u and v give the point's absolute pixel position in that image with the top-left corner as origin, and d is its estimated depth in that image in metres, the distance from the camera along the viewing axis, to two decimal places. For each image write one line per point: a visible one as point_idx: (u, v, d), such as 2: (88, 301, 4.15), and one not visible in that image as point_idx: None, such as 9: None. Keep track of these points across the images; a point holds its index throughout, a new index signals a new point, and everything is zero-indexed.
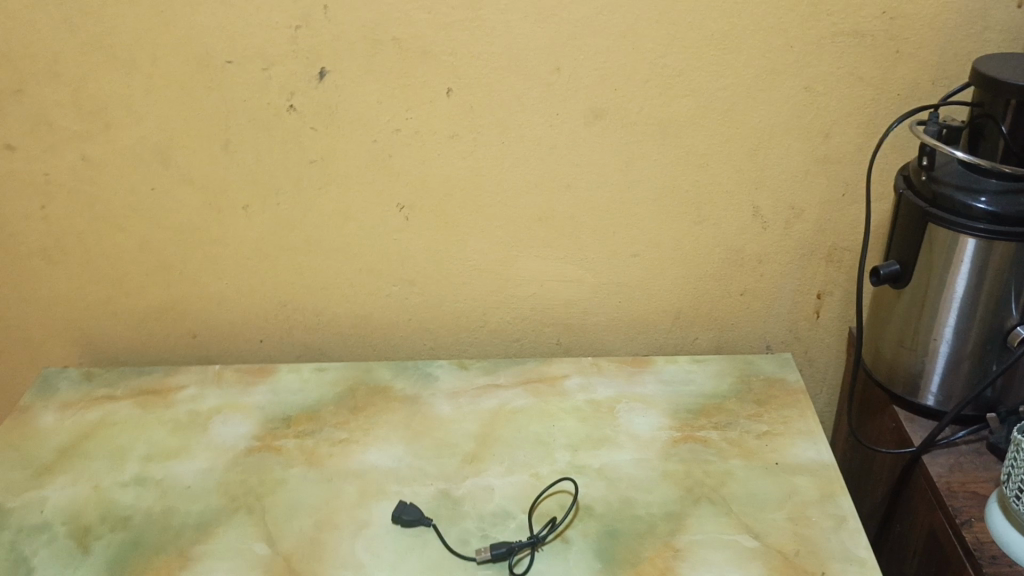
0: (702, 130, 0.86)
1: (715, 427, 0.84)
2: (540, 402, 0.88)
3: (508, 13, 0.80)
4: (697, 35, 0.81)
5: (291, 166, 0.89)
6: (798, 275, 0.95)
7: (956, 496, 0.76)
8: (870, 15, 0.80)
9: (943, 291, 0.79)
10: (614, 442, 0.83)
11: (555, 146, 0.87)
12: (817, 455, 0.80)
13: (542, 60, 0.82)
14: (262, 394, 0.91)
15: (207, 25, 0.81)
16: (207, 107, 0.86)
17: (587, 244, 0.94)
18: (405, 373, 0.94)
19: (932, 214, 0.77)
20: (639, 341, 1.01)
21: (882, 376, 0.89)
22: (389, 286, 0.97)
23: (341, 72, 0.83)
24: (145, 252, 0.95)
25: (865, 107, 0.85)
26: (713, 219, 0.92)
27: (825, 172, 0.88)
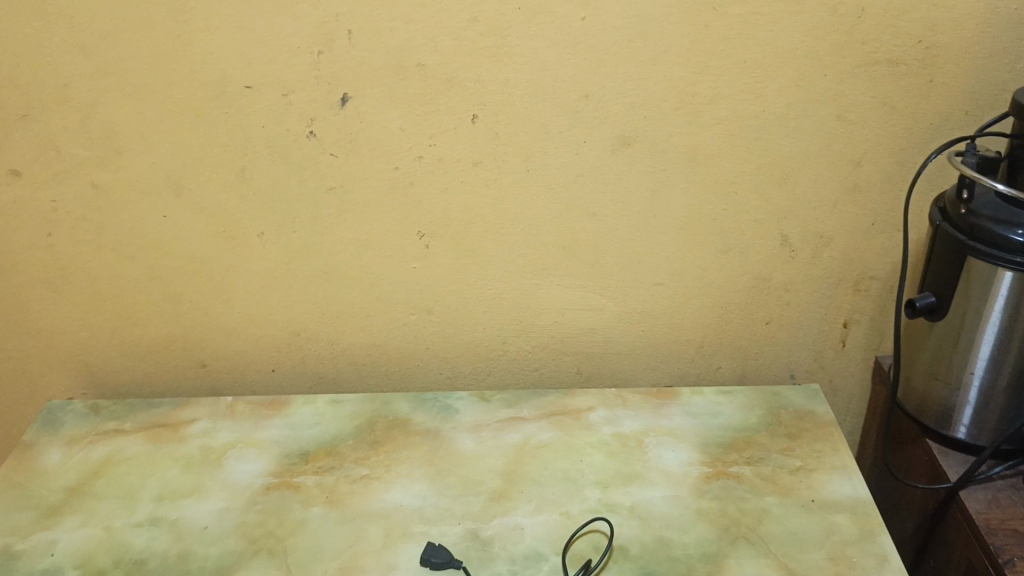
0: (732, 158, 0.85)
1: (747, 462, 0.82)
2: (566, 436, 0.86)
3: (536, 39, 0.78)
4: (729, 62, 0.79)
5: (309, 193, 0.86)
6: (824, 304, 0.94)
7: (997, 534, 0.74)
8: (905, 44, 0.78)
9: (979, 324, 0.78)
10: (645, 479, 0.80)
11: (581, 173, 0.85)
12: (854, 492, 0.78)
13: (570, 87, 0.80)
14: (278, 428, 0.88)
15: (226, 49, 0.78)
16: (223, 133, 0.83)
17: (611, 273, 0.92)
18: (424, 406, 0.91)
19: (970, 246, 0.75)
20: (661, 370, 0.99)
21: (914, 409, 0.87)
22: (407, 315, 0.95)
23: (363, 99, 0.81)
24: (155, 281, 0.92)
25: (897, 136, 0.83)
26: (740, 248, 0.90)
27: (855, 201, 0.87)
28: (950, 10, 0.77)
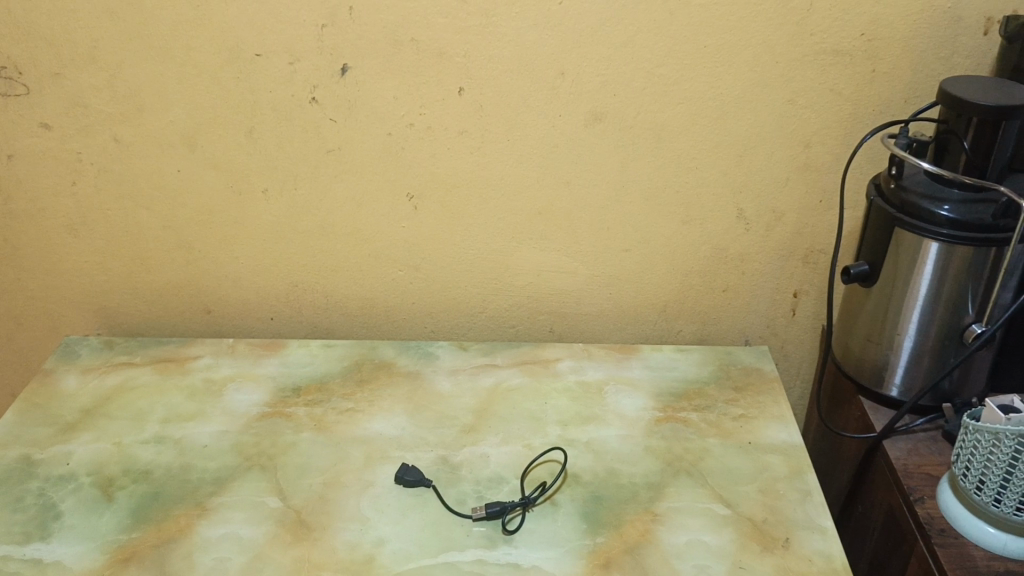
0: (692, 136, 0.93)
1: (695, 409, 0.91)
2: (534, 381, 0.95)
3: (519, 20, 0.87)
4: (691, 47, 0.88)
5: (310, 153, 0.95)
6: (776, 275, 1.03)
7: (912, 476, 0.83)
8: (849, 37, 0.87)
9: (907, 290, 0.87)
10: (602, 420, 0.89)
11: (556, 144, 0.94)
12: (788, 437, 0.87)
13: (548, 64, 0.89)
14: (274, 366, 0.98)
15: (240, 20, 0.87)
16: (235, 96, 0.92)
17: (582, 239, 1.01)
18: (407, 352, 1.00)
19: (900, 219, 0.84)
20: (627, 331, 1.08)
21: (851, 369, 0.96)
22: (396, 271, 1.04)
23: (362, 69, 0.90)
24: (167, 230, 1.02)
25: (842, 120, 0.92)
26: (700, 219, 0.99)
27: (805, 179, 0.96)
28: (890, 7, 0.86)
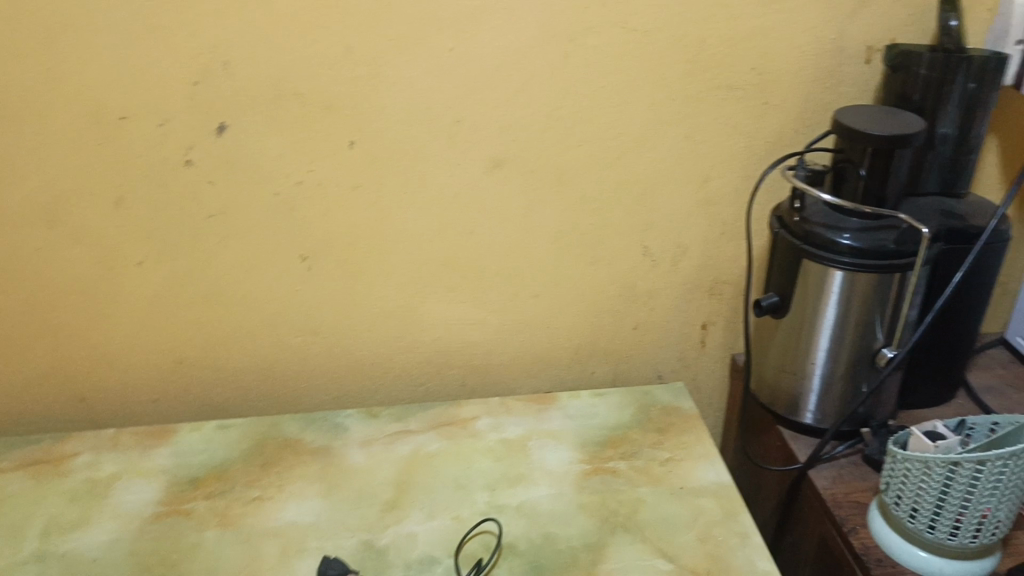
0: (594, 177, 0.91)
1: (622, 457, 0.89)
2: (453, 444, 0.90)
3: (410, 68, 0.82)
4: (588, 89, 0.86)
5: (189, 220, 0.87)
6: (684, 309, 1.02)
7: (842, 506, 0.83)
8: (741, 71, 0.87)
9: (817, 320, 0.87)
10: (530, 479, 0.85)
11: (456, 194, 0.90)
12: (717, 478, 0.86)
13: (443, 112, 0.85)
14: (165, 457, 0.88)
15: (100, 80, 0.79)
16: (99, 163, 0.83)
17: (488, 288, 0.97)
18: (313, 426, 0.93)
19: (805, 250, 0.84)
20: (540, 378, 1.05)
21: (767, 399, 0.96)
22: (292, 337, 0.96)
23: (242, 127, 0.83)
24: (30, 313, 0.91)
25: (738, 153, 0.92)
26: (607, 259, 0.97)
27: (707, 212, 0.96)
28: (779, 40, 0.86)
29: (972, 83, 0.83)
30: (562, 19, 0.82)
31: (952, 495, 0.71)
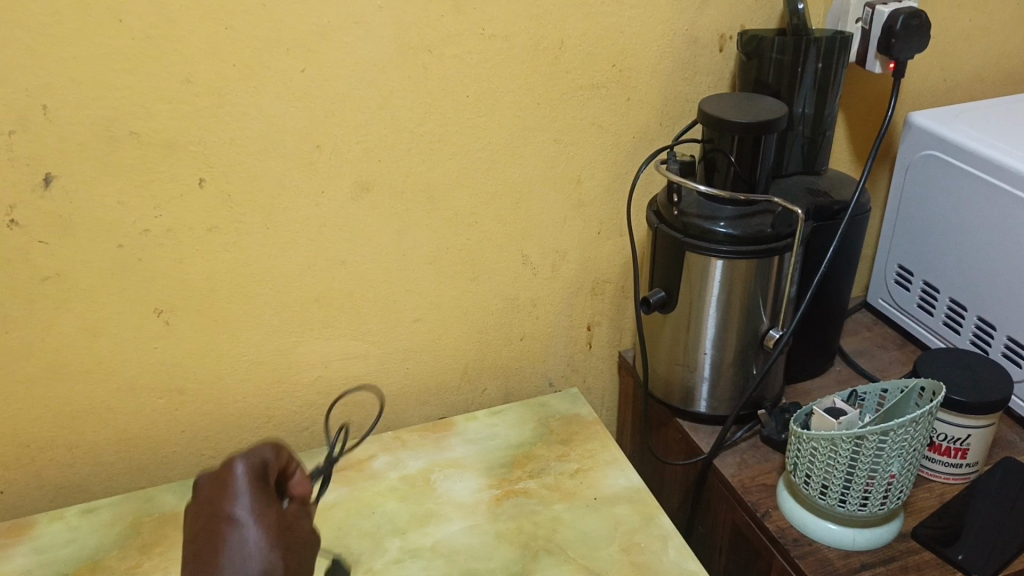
0: (467, 191, 0.88)
1: (531, 476, 0.86)
2: (352, 491, 0.85)
3: (258, 95, 0.75)
4: (452, 100, 0.82)
5: (19, 287, 0.77)
6: (569, 313, 1.00)
7: (751, 491, 0.84)
8: (603, 69, 0.86)
9: (703, 311, 0.87)
10: (441, 515, 0.81)
11: (323, 224, 0.84)
12: (629, 482, 0.84)
13: (299, 139, 0.79)
14: (23, 557, 0.78)
15: None
16: None
17: (368, 318, 0.91)
18: (193, 494, 0.85)
19: (686, 242, 0.83)
20: (431, 404, 1.00)
21: (662, 394, 0.96)
22: (156, 399, 0.87)
23: (72, 177, 0.74)
24: None
25: (607, 152, 0.91)
26: (487, 273, 0.94)
27: (581, 215, 0.94)
28: (635, 36, 0.86)
29: (821, 64, 0.86)
30: (417, 31, 0.77)
31: (859, 467, 0.73)
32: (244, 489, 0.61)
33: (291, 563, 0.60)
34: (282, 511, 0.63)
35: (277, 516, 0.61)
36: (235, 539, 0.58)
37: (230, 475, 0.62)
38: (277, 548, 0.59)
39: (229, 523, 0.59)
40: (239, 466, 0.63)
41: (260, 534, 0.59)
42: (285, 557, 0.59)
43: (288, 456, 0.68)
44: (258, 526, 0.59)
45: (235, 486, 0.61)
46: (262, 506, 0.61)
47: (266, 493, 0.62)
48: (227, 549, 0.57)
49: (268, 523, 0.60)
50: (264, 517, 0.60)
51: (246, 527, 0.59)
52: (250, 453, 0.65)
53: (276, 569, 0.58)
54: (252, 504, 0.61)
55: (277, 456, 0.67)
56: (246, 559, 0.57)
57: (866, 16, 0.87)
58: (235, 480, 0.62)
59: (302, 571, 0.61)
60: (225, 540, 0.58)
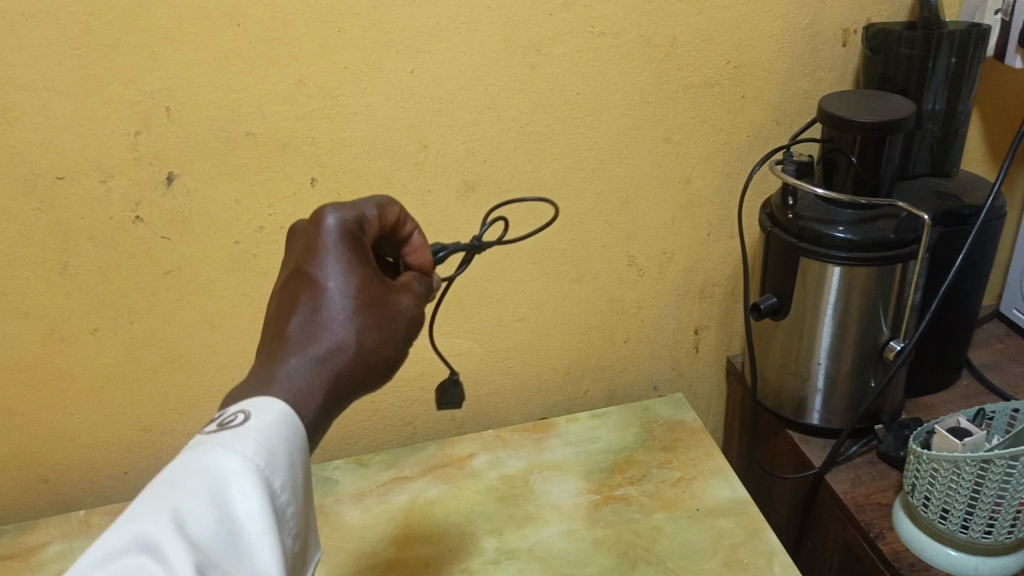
0: (573, 191, 0.87)
1: (631, 482, 0.85)
2: (452, 488, 0.85)
3: (368, 96, 0.76)
4: (559, 99, 0.81)
5: (143, 280, 0.81)
6: (675, 316, 0.98)
7: (865, 510, 0.80)
8: (717, 66, 0.83)
9: (818, 318, 0.83)
10: (539, 518, 0.81)
11: (429, 222, 0.85)
12: (733, 494, 0.82)
13: (407, 139, 0.79)
14: None
15: (30, 141, 0.72)
16: (38, 230, 0.76)
17: (471, 316, 0.91)
18: None
19: (801, 247, 0.80)
20: (533, 404, 1.00)
21: (772, 403, 0.93)
22: None
23: (192, 176, 0.77)
24: None
25: (719, 152, 0.88)
26: (591, 273, 0.92)
27: (691, 216, 0.92)
28: (752, 32, 0.82)
29: (954, 58, 0.80)
30: (525, 29, 0.77)
31: (984, 492, 0.68)
32: (332, 248, 0.51)
33: (379, 336, 0.51)
34: (378, 276, 0.52)
35: (369, 283, 0.51)
36: (309, 313, 0.50)
37: (320, 227, 0.51)
38: (358, 324, 0.50)
39: (308, 287, 0.50)
40: (333, 218, 0.52)
41: (337, 309, 0.50)
42: (369, 333, 0.50)
43: (400, 209, 0.56)
44: (338, 297, 0.50)
45: (325, 241, 0.51)
46: (350, 271, 0.51)
47: (361, 254, 0.52)
48: (297, 322, 0.50)
49: (351, 294, 0.50)
50: (348, 287, 0.50)
51: (322, 300, 0.50)
52: (352, 207, 0.53)
53: (349, 351, 0.50)
54: (337, 268, 0.51)
55: (385, 208, 0.55)
56: (315, 338, 0.49)
57: (1006, 7, 0.81)
58: (325, 237, 0.51)
59: (397, 343, 0.52)
60: (300, 308, 0.50)
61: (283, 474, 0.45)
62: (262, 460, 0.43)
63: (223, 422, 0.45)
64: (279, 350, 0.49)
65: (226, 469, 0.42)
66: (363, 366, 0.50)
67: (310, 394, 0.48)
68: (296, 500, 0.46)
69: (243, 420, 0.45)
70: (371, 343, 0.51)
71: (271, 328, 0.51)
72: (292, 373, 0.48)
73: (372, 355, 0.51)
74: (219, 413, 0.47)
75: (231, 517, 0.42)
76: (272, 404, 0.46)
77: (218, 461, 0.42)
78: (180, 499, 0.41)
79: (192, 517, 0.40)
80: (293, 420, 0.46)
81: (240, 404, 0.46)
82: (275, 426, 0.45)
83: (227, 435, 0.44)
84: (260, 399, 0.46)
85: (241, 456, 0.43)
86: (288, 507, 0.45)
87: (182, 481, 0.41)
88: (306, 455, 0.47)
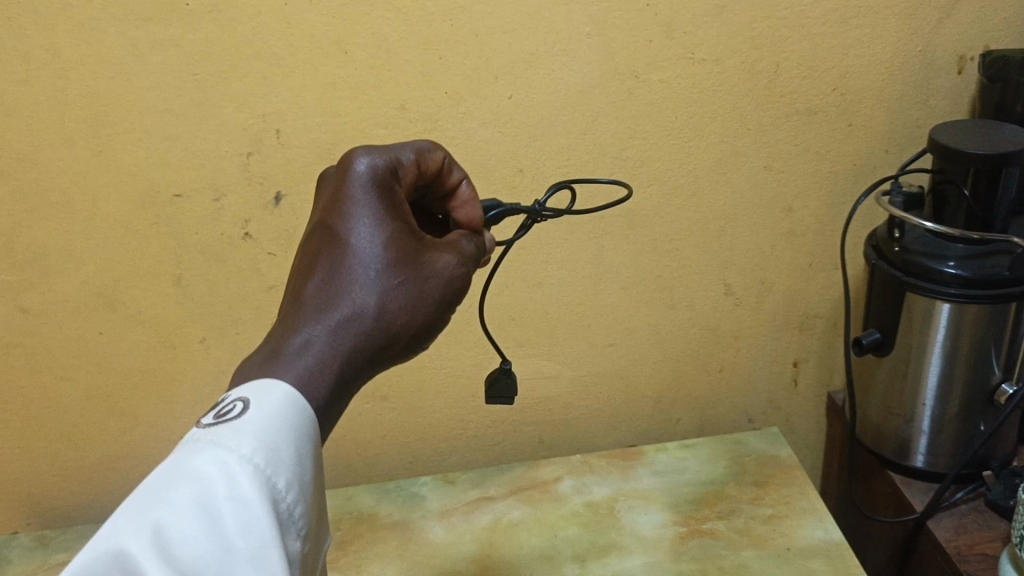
0: (669, 217, 0.86)
1: (719, 517, 0.83)
2: (536, 511, 0.85)
3: (466, 121, 0.78)
4: (656, 125, 0.81)
5: (249, 293, 0.85)
6: (773, 347, 0.96)
7: (969, 561, 0.76)
8: (822, 93, 0.81)
9: (923, 356, 0.80)
10: (623, 547, 0.80)
11: (523, 246, 0.85)
12: (826, 535, 0.79)
13: (503, 164, 0.81)
14: None
15: (151, 160, 0.77)
16: (155, 244, 0.81)
17: (562, 339, 0.92)
18: (388, 497, 0.89)
19: (906, 282, 0.76)
20: (622, 430, 0.99)
21: (872, 442, 0.89)
22: (361, 404, 0.92)
23: (297, 196, 0.80)
24: (94, 400, 0.89)
25: (823, 181, 0.86)
26: (686, 301, 0.91)
27: (791, 245, 0.89)
28: (860, 58, 0.80)
29: None
30: (623, 56, 0.77)
31: None
32: (359, 197, 0.50)
33: (408, 296, 0.49)
34: (410, 230, 0.51)
35: (397, 235, 0.50)
36: (329, 270, 0.49)
37: (349, 176, 0.50)
38: (380, 286, 0.49)
39: (331, 244, 0.49)
40: (363, 162, 0.50)
41: (360, 265, 0.49)
42: (394, 294, 0.49)
43: (443, 154, 0.56)
44: (360, 254, 0.49)
45: (352, 192, 0.50)
46: (377, 221, 0.50)
47: (390, 205, 0.51)
48: (317, 283, 0.49)
49: (378, 246, 0.49)
50: (374, 240, 0.49)
51: (345, 258, 0.49)
52: (386, 149, 0.52)
53: (370, 314, 0.48)
54: (363, 218, 0.50)
55: (426, 153, 0.54)
56: (334, 301, 0.48)
57: None
58: (353, 179, 0.50)
59: (430, 304, 0.50)
60: (321, 268, 0.49)
61: (285, 471, 0.43)
62: (259, 458, 0.42)
63: (221, 414, 0.44)
64: (295, 312, 0.48)
65: (217, 470, 0.41)
66: (388, 331, 0.49)
67: (323, 365, 0.46)
68: (305, 498, 0.44)
69: (242, 410, 0.43)
70: (397, 305, 0.49)
71: (291, 288, 0.50)
72: (306, 339, 0.46)
73: (400, 316, 0.49)
74: (221, 400, 0.45)
75: (222, 521, 0.40)
76: (274, 388, 0.44)
77: (207, 462, 0.41)
78: (163, 510, 0.39)
79: (174, 529, 0.39)
80: (297, 401, 0.44)
81: (241, 390, 0.45)
82: (273, 416, 0.43)
83: (220, 437, 0.42)
84: (265, 381, 0.45)
85: (233, 456, 0.41)
86: (295, 506, 0.43)
87: (168, 487, 0.40)
88: (313, 443, 0.45)
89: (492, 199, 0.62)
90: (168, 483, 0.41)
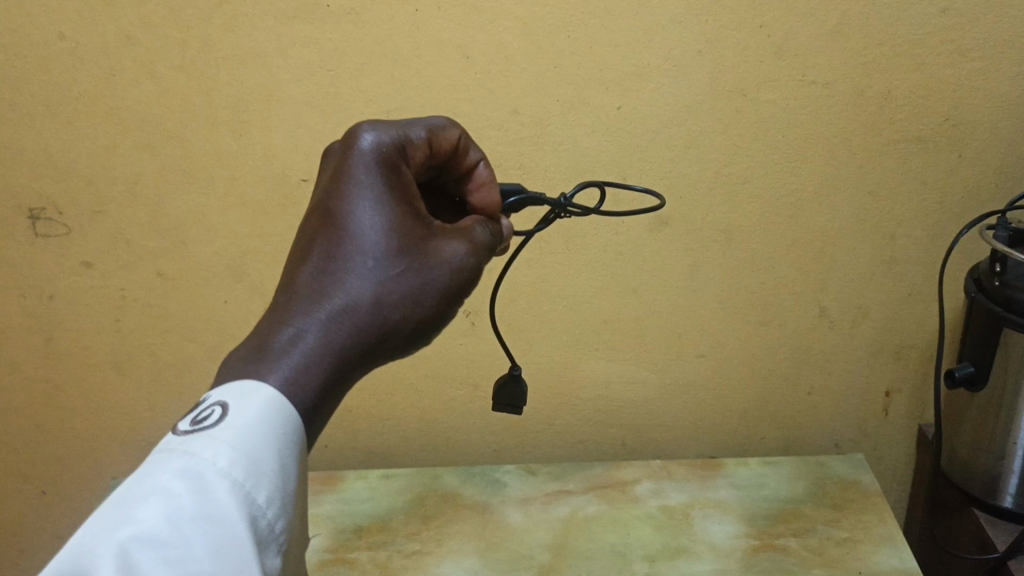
0: (768, 235, 0.87)
1: (793, 534, 0.84)
2: (613, 509, 0.88)
3: (575, 128, 0.82)
4: (761, 144, 0.82)
5: None
6: (865, 374, 0.95)
7: None
8: (933, 123, 0.81)
9: (1019, 395, 0.78)
10: (694, 552, 0.82)
11: (622, 252, 0.88)
12: (901, 563, 0.79)
13: (608, 171, 0.84)
14: (332, 504, 0.91)
15: (285, 147, 0.84)
16: (281, 223, 0.88)
17: (652, 345, 0.94)
18: (473, 480, 0.94)
19: (1005, 318, 0.75)
20: (706, 441, 1.01)
21: (959, 478, 0.88)
22: (454, 390, 0.97)
23: None
24: (214, 362, 0.97)
25: (928, 211, 0.86)
26: (778, 319, 0.92)
27: (891, 273, 0.89)
28: (975, 90, 0.80)
29: None
30: (732, 74, 0.79)
31: None
32: (361, 177, 0.52)
33: (409, 285, 0.51)
34: (414, 214, 0.53)
35: (399, 217, 0.52)
36: (325, 259, 0.50)
37: (351, 155, 0.53)
38: (379, 275, 0.50)
39: (331, 230, 0.51)
40: (368, 138, 0.53)
41: (358, 250, 0.50)
42: (392, 283, 0.50)
43: (457, 132, 0.58)
44: (361, 241, 0.51)
45: (354, 173, 0.52)
46: (378, 204, 0.52)
47: (393, 185, 0.53)
48: (311, 271, 0.50)
49: (376, 230, 0.51)
50: (373, 223, 0.51)
51: (345, 246, 0.51)
52: (394, 127, 0.55)
53: (366, 302, 0.49)
54: (363, 200, 0.52)
55: (437, 132, 0.57)
56: (332, 289, 0.49)
57: None
58: (356, 156, 0.53)
59: (435, 291, 0.52)
60: (317, 256, 0.51)
61: (264, 485, 0.44)
62: (236, 471, 0.43)
63: (197, 422, 0.45)
64: (290, 299, 0.49)
65: (192, 483, 0.42)
66: (387, 319, 0.50)
67: (314, 354, 0.48)
68: (286, 513, 0.45)
69: (221, 410, 0.45)
70: (397, 293, 0.50)
71: (286, 275, 0.51)
72: (297, 328, 0.48)
73: (399, 304, 0.50)
74: (202, 399, 0.47)
75: (194, 539, 0.40)
76: (255, 387, 0.46)
77: (179, 479, 0.42)
78: (131, 530, 0.39)
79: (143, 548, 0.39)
80: (282, 403, 0.46)
81: (220, 394, 0.46)
82: (255, 416, 0.44)
83: (193, 453, 0.43)
84: (250, 381, 0.46)
85: (209, 467, 0.42)
86: (275, 522, 0.44)
87: (138, 505, 0.40)
88: (298, 443, 0.46)
89: (516, 185, 0.63)
90: (137, 497, 0.41)
